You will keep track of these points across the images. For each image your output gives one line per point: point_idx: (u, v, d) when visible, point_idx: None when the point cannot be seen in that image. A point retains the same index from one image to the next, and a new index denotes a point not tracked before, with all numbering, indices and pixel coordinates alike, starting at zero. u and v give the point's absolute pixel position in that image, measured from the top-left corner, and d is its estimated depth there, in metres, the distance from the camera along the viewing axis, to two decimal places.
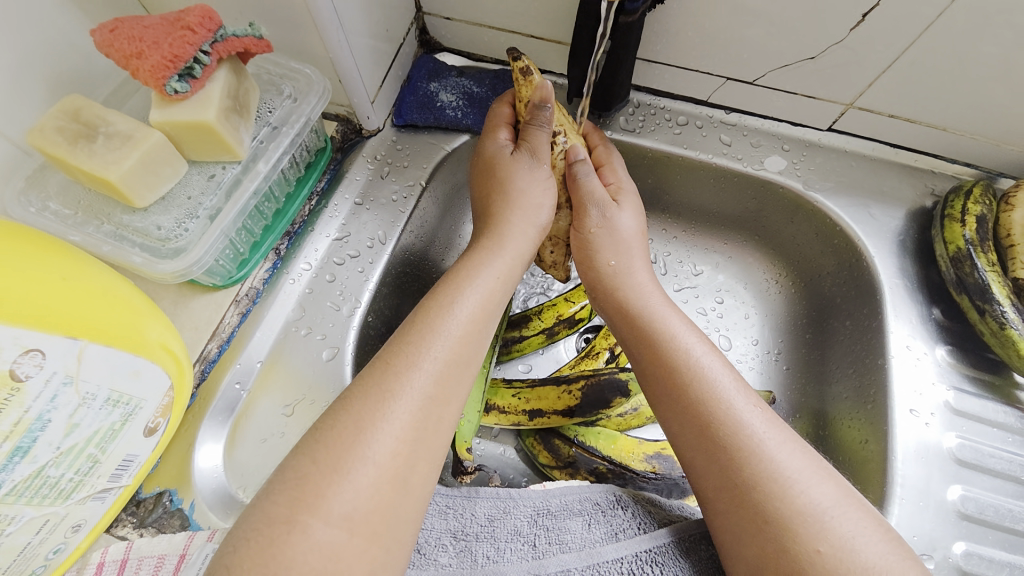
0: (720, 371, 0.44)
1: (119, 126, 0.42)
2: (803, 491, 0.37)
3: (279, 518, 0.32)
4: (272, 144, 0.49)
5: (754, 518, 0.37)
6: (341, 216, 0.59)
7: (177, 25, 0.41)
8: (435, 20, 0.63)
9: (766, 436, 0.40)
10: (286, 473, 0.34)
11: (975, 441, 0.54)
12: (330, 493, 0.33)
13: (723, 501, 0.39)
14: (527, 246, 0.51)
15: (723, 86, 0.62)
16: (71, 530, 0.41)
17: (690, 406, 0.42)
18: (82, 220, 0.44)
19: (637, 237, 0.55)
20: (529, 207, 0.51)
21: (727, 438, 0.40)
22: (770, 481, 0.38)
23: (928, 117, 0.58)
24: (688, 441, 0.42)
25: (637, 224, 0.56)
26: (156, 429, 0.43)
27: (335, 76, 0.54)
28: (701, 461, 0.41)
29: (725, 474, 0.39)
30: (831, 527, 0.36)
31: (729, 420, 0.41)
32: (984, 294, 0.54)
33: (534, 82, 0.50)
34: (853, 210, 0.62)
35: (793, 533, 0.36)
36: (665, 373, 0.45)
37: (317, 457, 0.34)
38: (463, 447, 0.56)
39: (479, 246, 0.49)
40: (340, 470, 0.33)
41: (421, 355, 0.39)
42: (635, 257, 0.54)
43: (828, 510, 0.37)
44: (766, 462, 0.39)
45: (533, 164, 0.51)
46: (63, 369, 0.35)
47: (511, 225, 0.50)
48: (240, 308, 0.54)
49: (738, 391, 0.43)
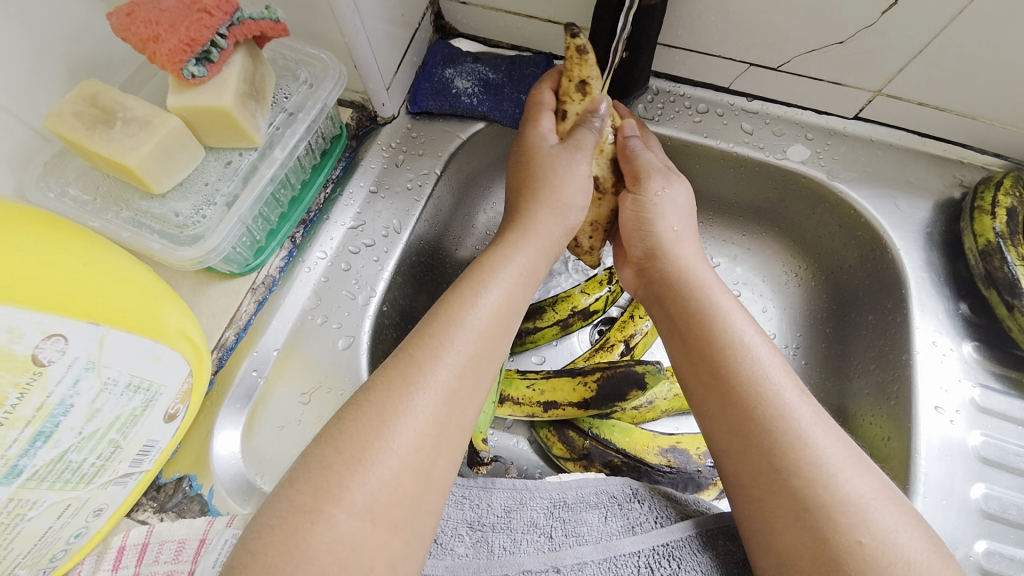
0: (768, 354, 0.43)
1: (138, 111, 0.41)
2: (845, 481, 0.37)
3: (304, 507, 0.32)
4: (289, 130, 0.49)
5: (794, 506, 0.37)
6: (356, 204, 0.58)
7: (193, 8, 0.40)
8: (450, 5, 0.61)
9: (811, 424, 0.39)
10: (311, 462, 0.34)
11: (1000, 439, 0.53)
12: (353, 483, 0.33)
13: (761, 486, 0.38)
14: (551, 245, 0.50)
15: (747, 73, 0.60)
16: (92, 514, 0.42)
17: (735, 386, 0.41)
18: (100, 206, 0.44)
19: (685, 216, 0.53)
20: (559, 205, 0.50)
21: (772, 422, 0.39)
22: (812, 469, 0.37)
23: (960, 105, 0.55)
24: (730, 422, 0.41)
25: (686, 203, 0.54)
26: (175, 415, 0.44)
27: (351, 62, 0.53)
28: (741, 444, 0.40)
29: (767, 458, 0.38)
30: (873, 520, 0.35)
31: (776, 404, 0.40)
32: (1013, 289, 0.53)
33: (588, 61, 0.48)
34: (878, 201, 0.60)
35: (834, 522, 0.35)
36: (712, 352, 0.44)
37: (342, 447, 0.34)
38: (479, 439, 0.56)
39: (504, 240, 0.48)
40: (364, 462, 0.33)
41: (445, 348, 0.39)
42: (684, 237, 0.52)
43: (870, 501, 0.36)
44: (810, 449, 0.38)
45: (572, 156, 0.50)
46: (84, 354, 0.35)
47: (537, 224, 0.49)
48: (257, 295, 0.54)
49: (785, 376, 0.42)
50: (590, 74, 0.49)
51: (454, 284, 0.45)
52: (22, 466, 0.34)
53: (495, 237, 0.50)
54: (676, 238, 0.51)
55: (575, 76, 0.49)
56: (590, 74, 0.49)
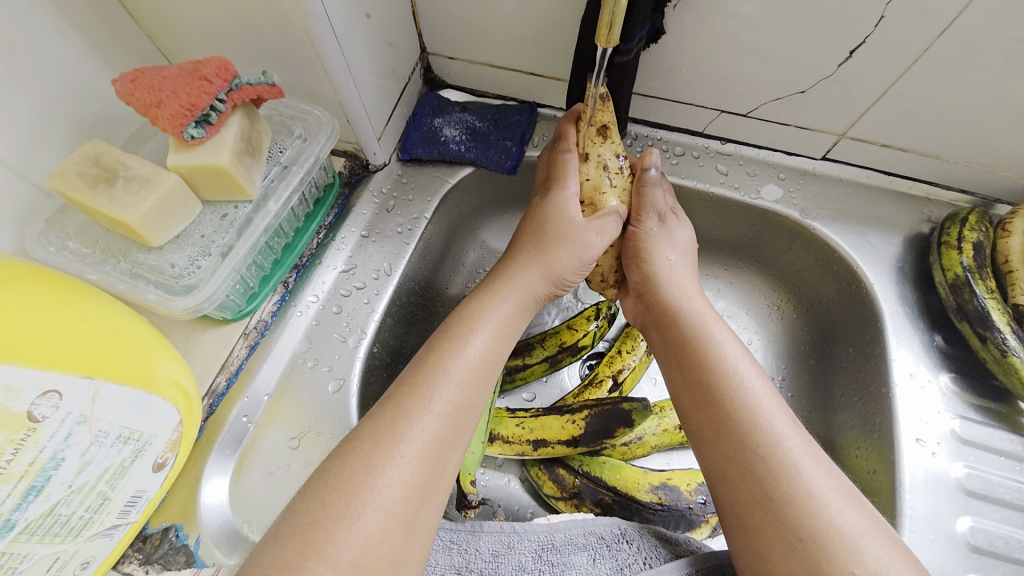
0: (762, 383, 0.44)
1: (138, 170, 0.43)
2: (837, 512, 0.37)
3: (288, 564, 0.32)
4: (283, 182, 0.51)
5: (788, 536, 0.37)
6: (348, 248, 0.61)
7: (195, 76, 0.43)
8: (439, 60, 0.66)
9: (803, 454, 0.40)
10: (296, 517, 0.34)
11: (983, 470, 0.54)
12: (337, 538, 0.33)
13: (756, 516, 0.39)
14: (535, 297, 0.52)
15: (718, 119, 0.64)
16: (79, 567, 0.41)
17: (732, 414, 0.43)
18: (99, 259, 0.46)
19: (682, 249, 0.55)
20: (558, 274, 0.52)
21: (766, 451, 0.40)
22: (804, 499, 0.38)
23: (919, 146, 0.59)
24: (727, 450, 0.42)
25: (685, 239, 0.56)
26: (164, 464, 0.44)
27: (344, 116, 0.56)
28: (737, 473, 0.41)
29: (763, 488, 0.39)
30: (864, 552, 0.36)
31: (769, 433, 0.41)
32: (984, 321, 0.55)
33: (608, 108, 0.49)
34: (851, 237, 0.63)
35: (828, 553, 0.36)
36: (709, 379, 0.45)
37: (328, 501, 0.35)
38: (467, 480, 0.56)
39: (489, 288, 0.50)
40: (349, 516, 0.34)
41: (431, 398, 0.40)
42: (680, 269, 0.54)
43: (861, 533, 0.37)
44: (803, 479, 0.39)
45: (590, 238, 0.51)
46: (77, 409, 0.36)
47: (523, 277, 0.51)
48: (249, 340, 0.55)
49: (779, 406, 0.43)
50: (609, 120, 0.50)
51: (439, 330, 0.46)
52: (14, 519, 0.34)
53: (485, 284, 0.52)
54: (672, 269, 0.53)
55: (596, 121, 0.50)
56: (609, 120, 0.50)
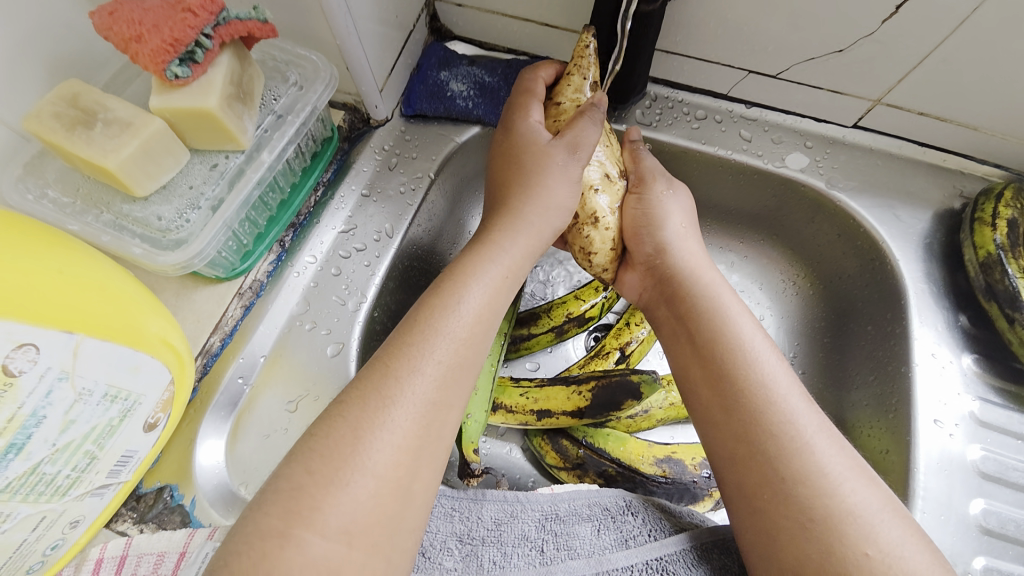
0: (775, 359, 0.43)
1: (119, 113, 0.40)
2: (850, 492, 0.36)
3: (272, 532, 0.30)
4: (278, 133, 0.48)
5: (798, 517, 0.36)
6: (347, 208, 0.58)
7: (177, 8, 0.39)
8: (445, 7, 0.61)
9: (816, 433, 0.39)
10: (279, 483, 0.32)
11: (999, 454, 0.52)
12: (325, 505, 0.32)
13: (765, 496, 0.37)
14: (540, 245, 0.48)
15: (745, 80, 0.59)
16: (69, 525, 0.41)
17: (745, 390, 0.41)
18: (81, 209, 0.43)
19: (688, 219, 0.52)
20: (550, 206, 0.47)
21: (778, 429, 0.39)
22: (816, 479, 0.36)
23: (960, 115, 0.55)
24: (735, 428, 0.40)
25: (687, 207, 0.53)
26: (155, 424, 0.42)
27: (343, 63, 0.52)
28: (744, 451, 0.39)
29: (773, 467, 0.37)
30: (878, 533, 0.34)
31: (783, 410, 0.39)
32: (1014, 302, 0.52)
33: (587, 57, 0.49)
34: (878, 210, 0.60)
35: (840, 533, 0.34)
36: (719, 354, 0.43)
37: (313, 467, 0.33)
38: (470, 448, 0.55)
39: (487, 240, 0.47)
40: (338, 482, 0.32)
41: (423, 358, 0.38)
42: (689, 241, 0.51)
43: (875, 513, 0.35)
44: (815, 458, 0.37)
45: (568, 158, 0.47)
46: (57, 364, 0.34)
47: (526, 222, 0.47)
48: (244, 300, 0.52)
49: (791, 383, 0.41)
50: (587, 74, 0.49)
51: (432, 287, 0.44)
52: None
53: (483, 234, 0.48)
54: (682, 238, 0.51)
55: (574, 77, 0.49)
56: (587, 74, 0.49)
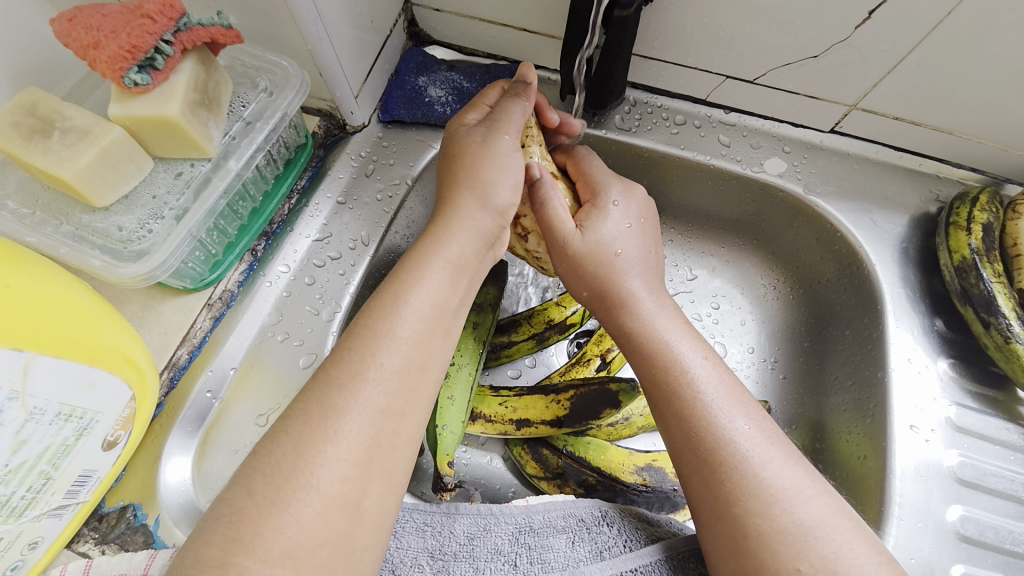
0: (713, 384, 0.42)
1: (77, 121, 0.39)
2: (788, 510, 0.36)
3: (211, 561, 0.29)
4: (245, 140, 0.47)
5: (733, 534, 0.36)
6: (322, 215, 0.57)
7: (136, 13, 0.38)
8: (423, 12, 0.60)
9: (752, 454, 0.38)
10: (221, 509, 0.32)
11: (977, 459, 0.52)
12: (267, 529, 0.30)
13: (706, 514, 0.38)
14: (483, 232, 0.46)
15: (722, 85, 0.59)
16: (27, 547, 0.40)
17: (680, 414, 0.41)
18: (40, 220, 0.41)
19: (630, 239, 0.49)
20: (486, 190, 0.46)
21: (711, 452, 0.39)
22: (750, 498, 0.36)
23: (934, 119, 0.55)
24: (676, 448, 0.41)
25: (626, 223, 0.49)
26: (115, 441, 0.41)
27: (315, 69, 0.51)
28: (685, 471, 0.40)
29: (708, 487, 0.38)
30: (811, 549, 0.34)
31: (715, 433, 0.39)
32: (990, 306, 0.52)
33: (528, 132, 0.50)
34: (855, 215, 0.60)
35: (772, 550, 0.34)
36: (656, 385, 0.43)
37: (255, 488, 0.32)
38: (444, 461, 0.52)
39: (428, 232, 0.45)
40: (288, 505, 0.31)
41: (366, 363, 0.36)
42: (634, 262, 0.48)
43: (812, 529, 0.35)
44: (751, 478, 0.37)
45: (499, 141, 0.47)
46: (6, 384, 0.32)
47: (459, 208, 0.45)
48: (213, 312, 0.51)
49: (727, 408, 0.40)
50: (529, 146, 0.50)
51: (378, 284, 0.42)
52: None
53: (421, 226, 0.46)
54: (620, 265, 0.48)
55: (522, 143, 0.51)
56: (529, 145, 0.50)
